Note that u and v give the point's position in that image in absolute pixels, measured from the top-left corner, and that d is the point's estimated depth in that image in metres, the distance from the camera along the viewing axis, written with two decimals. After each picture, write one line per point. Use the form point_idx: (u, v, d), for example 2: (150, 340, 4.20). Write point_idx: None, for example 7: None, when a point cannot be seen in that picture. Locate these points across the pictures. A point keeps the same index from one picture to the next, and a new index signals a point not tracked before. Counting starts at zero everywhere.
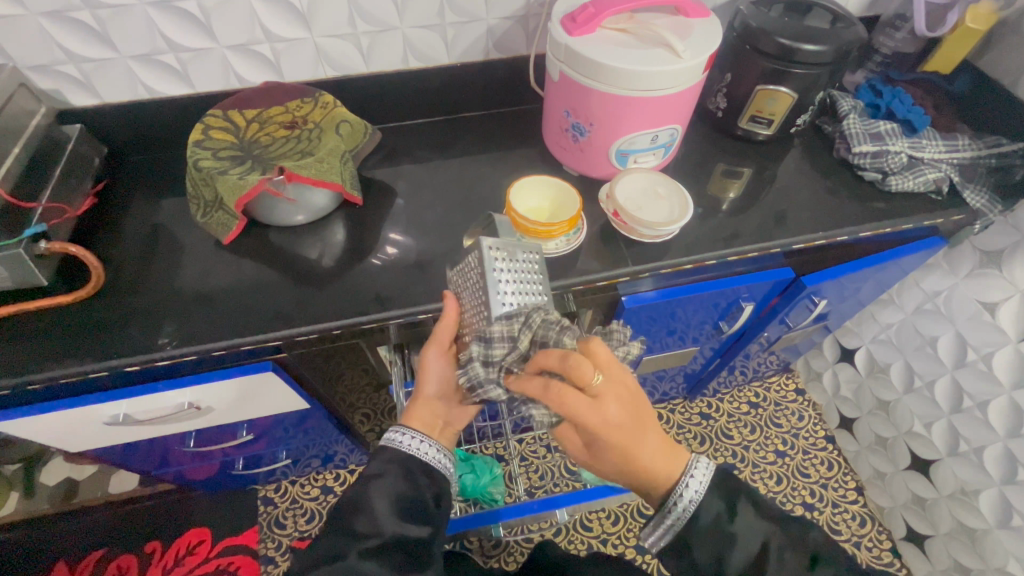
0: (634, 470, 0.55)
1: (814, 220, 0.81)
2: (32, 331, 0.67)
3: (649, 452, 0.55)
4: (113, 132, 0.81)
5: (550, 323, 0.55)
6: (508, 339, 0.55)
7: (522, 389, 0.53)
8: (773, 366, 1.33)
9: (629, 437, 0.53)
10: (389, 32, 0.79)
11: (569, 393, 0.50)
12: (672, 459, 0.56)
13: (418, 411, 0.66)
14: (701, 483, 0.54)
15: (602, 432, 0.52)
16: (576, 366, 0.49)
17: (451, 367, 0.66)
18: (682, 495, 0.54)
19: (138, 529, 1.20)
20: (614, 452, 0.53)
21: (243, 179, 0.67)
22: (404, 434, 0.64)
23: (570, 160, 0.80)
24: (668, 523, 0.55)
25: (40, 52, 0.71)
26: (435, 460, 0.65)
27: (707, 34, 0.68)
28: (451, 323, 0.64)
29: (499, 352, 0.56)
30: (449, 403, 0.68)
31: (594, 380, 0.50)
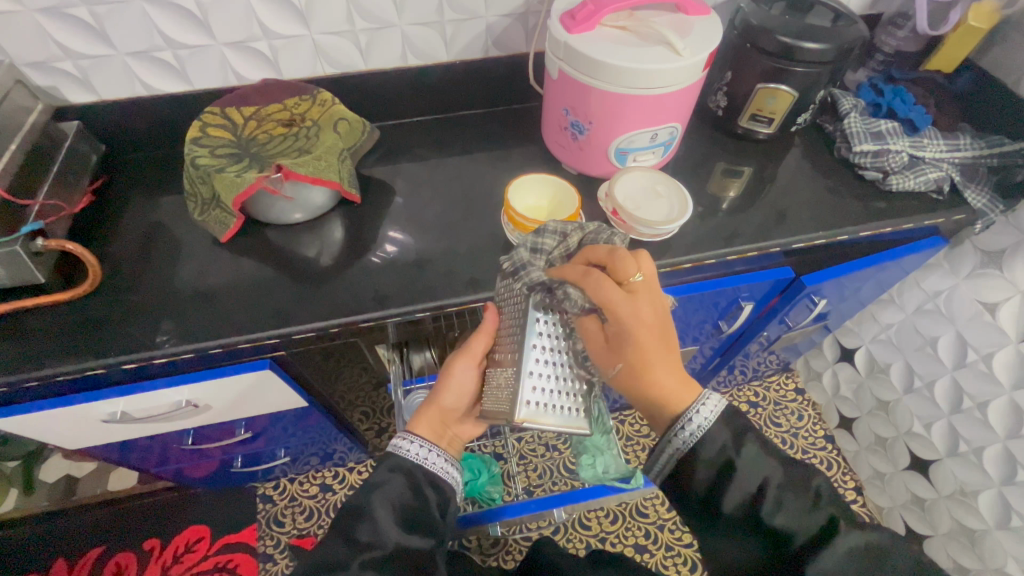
0: (646, 388, 0.55)
1: (814, 219, 0.81)
2: (29, 329, 0.67)
3: (665, 371, 0.55)
4: (111, 129, 0.81)
5: (598, 232, 0.62)
6: (559, 237, 0.62)
7: (560, 275, 0.57)
8: (773, 366, 1.33)
9: (649, 347, 0.54)
10: (388, 30, 0.79)
11: (605, 280, 0.54)
12: (686, 388, 0.55)
13: (431, 418, 0.69)
14: (711, 414, 0.53)
15: (624, 327, 0.53)
16: (621, 258, 0.55)
17: (472, 380, 0.70)
18: (688, 420, 0.53)
19: (138, 526, 1.21)
20: (631, 350, 0.54)
21: (241, 177, 0.67)
22: (413, 441, 0.65)
23: (569, 158, 0.80)
24: (671, 447, 0.54)
25: (38, 50, 0.71)
26: (438, 465, 0.65)
27: (706, 32, 0.68)
28: (486, 338, 0.67)
29: (547, 244, 0.62)
30: (458, 414, 0.72)
31: (632, 277, 0.55)
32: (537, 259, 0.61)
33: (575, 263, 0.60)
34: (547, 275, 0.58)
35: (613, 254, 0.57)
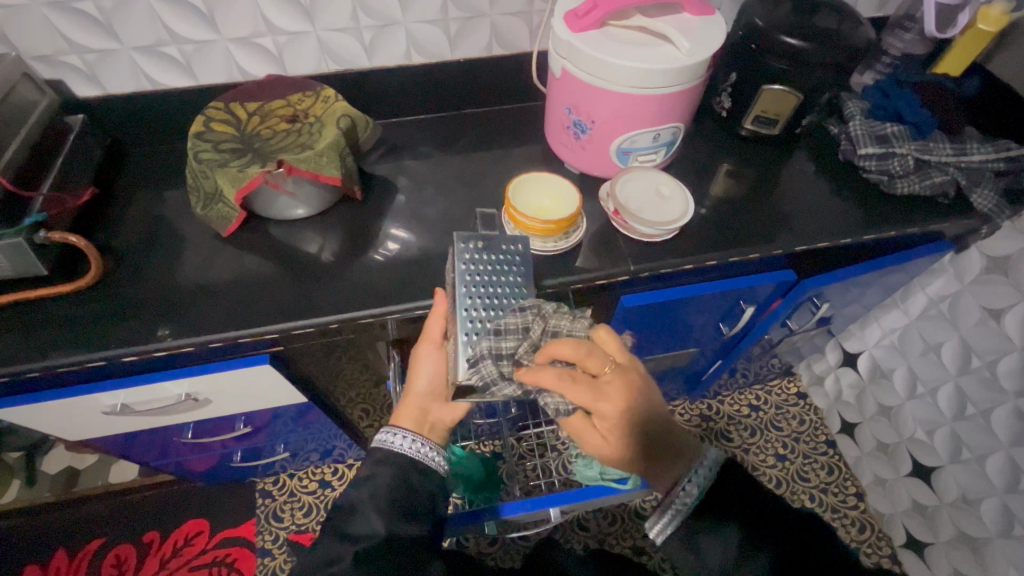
0: (643, 465, 0.62)
1: (817, 222, 0.80)
2: (32, 321, 0.68)
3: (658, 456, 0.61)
4: (116, 123, 0.81)
5: (560, 319, 0.60)
6: (521, 333, 0.59)
7: (536, 379, 0.55)
8: (775, 369, 1.32)
9: (636, 432, 0.60)
10: (392, 27, 0.79)
11: (578, 385, 0.57)
12: (679, 464, 0.60)
13: (408, 407, 0.68)
14: (703, 477, 0.57)
15: (614, 422, 0.59)
16: (590, 354, 0.57)
17: (440, 362, 0.68)
18: (679, 497, 0.57)
19: (138, 520, 1.21)
20: (624, 444, 0.61)
21: (243, 171, 0.67)
22: (397, 434, 0.65)
23: (571, 158, 0.79)
24: (675, 509, 0.57)
25: (45, 43, 0.72)
26: (431, 459, 0.65)
27: (711, 31, 0.67)
28: (439, 317, 0.65)
29: (509, 345, 0.58)
30: (438, 399, 0.69)
31: (604, 371, 0.58)
32: (503, 369, 0.58)
33: (539, 362, 0.58)
34: (519, 385, 0.57)
35: (583, 353, 0.57)
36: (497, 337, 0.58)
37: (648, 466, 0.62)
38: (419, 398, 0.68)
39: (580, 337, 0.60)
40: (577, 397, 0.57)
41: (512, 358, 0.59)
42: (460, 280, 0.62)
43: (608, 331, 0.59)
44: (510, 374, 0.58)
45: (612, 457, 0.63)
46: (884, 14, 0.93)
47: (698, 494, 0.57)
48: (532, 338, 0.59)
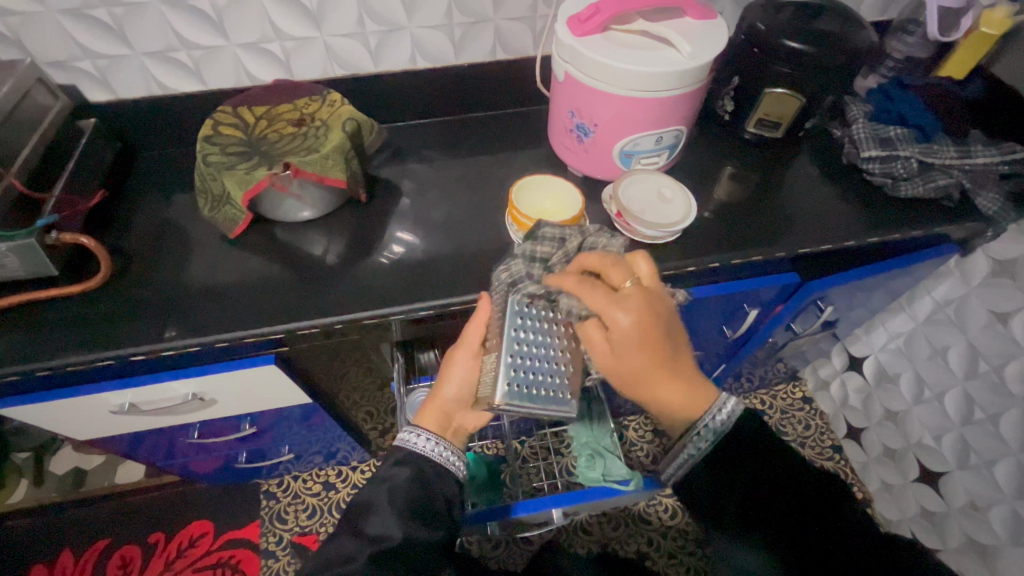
0: (648, 392, 0.59)
1: (821, 225, 0.80)
2: (44, 320, 0.69)
3: (665, 389, 0.58)
4: (126, 127, 0.83)
5: (596, 238, 0.66)
6: (557, 241, 0.66)
7: (559, 280, 0.59)
8: (780, 373, 1.31)
9: (649, 351, 0.56)
10: (397, 33, 0.80)
11: (597, 288, 0.57)
12: (698, 399, 0.59)
13: (434, 412, 0.67)
14: (722, 421, 0.57)
15: (626, 333, 0.55)
16: (612, 264, 0.59)
17: (473, 370, 0.66)
18: (699, 435, 0.57)
19: (144, 521, 1.22)
20: (639, 362, 0.57)
21: (250, 174, 0.68)
22: (421, 436, 0.65)
23: (575, 161, 0.80)
24: (686, 456, 0.59)
25: (58, 49, 0.73)
26: (448, 460, 0.65)
27: (713, 34, 0.68)
28: (481, 323, 0.65)
29: (546, 251, 0.66)
30: (464, 406, 0.68)
31: (625, 284, 0.58)
32: (533, 270, 0.65)
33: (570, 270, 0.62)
34: (542, 284, 0.62)
35: (606, 263, 0.60)
36: (535, 242, 0.66)
37: (653, 393, 0.59)
38: (445, 402, 0.67)
39: (614, 250, 0.64)
40: (594, 300, 0.57)
41: (544, 267, 0.65)
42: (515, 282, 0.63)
43: (643, 257, 0.62)
44: (539, 277, 0.64)
45: (619, 373, 0.58)
46: (887, 18, 0.94)
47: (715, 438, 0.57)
48: (568, 248, 0.65)
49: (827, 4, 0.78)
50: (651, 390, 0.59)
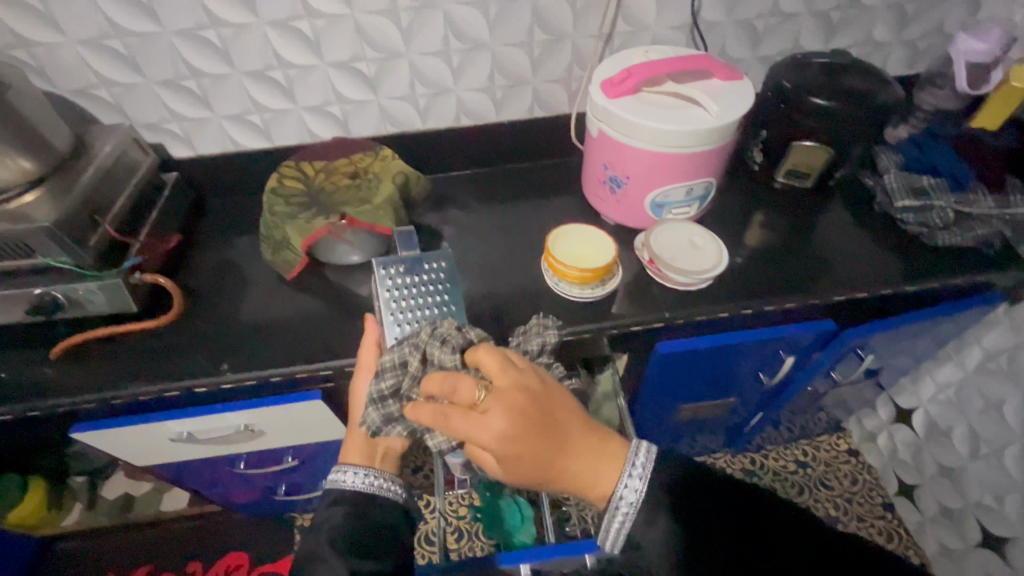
0: (556, 483, 0.57)
1: (854, 274, 0.81)
2: (121, 352, 0.76)
3: (574, 470, 0.57)
4: (201, 179, 0.92)
5: (430, 345, 0.60)
6: (399, 369, 0.62)
7: (416, 416, 0.54)
8: (822, 423, 1.26)
9: (536, 453, 0.54)
10: (444, 94, 0.86)
11: (458, 419, 0.53)
12: (606, 464, 0.57)
13: (358, 443, 0.71)
14: (641, 480, 0.56)
15: (505, 453, 0.53)
16: (454, 384, 0.53)
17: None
18: (624, 503, 0.57)
19: (184, 550, 1.26)
20: (529, 464, 0.54)
21: (310, 223, 0.75)
22: (348, 473, 0.68)
23: (607, 210, 0.84)
24: (620, 522, 0.57)
25: (151, 113, 0.83)
26: (383, 488, 0.69)
27: (741, 94, 0.71)
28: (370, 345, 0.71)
29: (392, 382, 0.62)
30: (384, 429, 0.73)
31: (480, 398, 0.53)
32: (391, 393, 0.63)
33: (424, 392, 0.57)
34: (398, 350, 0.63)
35: (458, 379, 0.54)
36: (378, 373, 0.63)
37: (563, 483, 0.58)
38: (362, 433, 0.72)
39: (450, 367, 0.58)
40: (455, 434, 0.53)
41: (397, 393, 0.63)
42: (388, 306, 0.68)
43: (485, 351, 0.55)
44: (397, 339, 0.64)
45: (520, 478, 0.57)
46: (916, 70, 0.95)
47: (638, 503, 0.57)
48: (411, 365, 0.61)
49: (853, 62, 0.82)
50: (559, 477, 0.57)
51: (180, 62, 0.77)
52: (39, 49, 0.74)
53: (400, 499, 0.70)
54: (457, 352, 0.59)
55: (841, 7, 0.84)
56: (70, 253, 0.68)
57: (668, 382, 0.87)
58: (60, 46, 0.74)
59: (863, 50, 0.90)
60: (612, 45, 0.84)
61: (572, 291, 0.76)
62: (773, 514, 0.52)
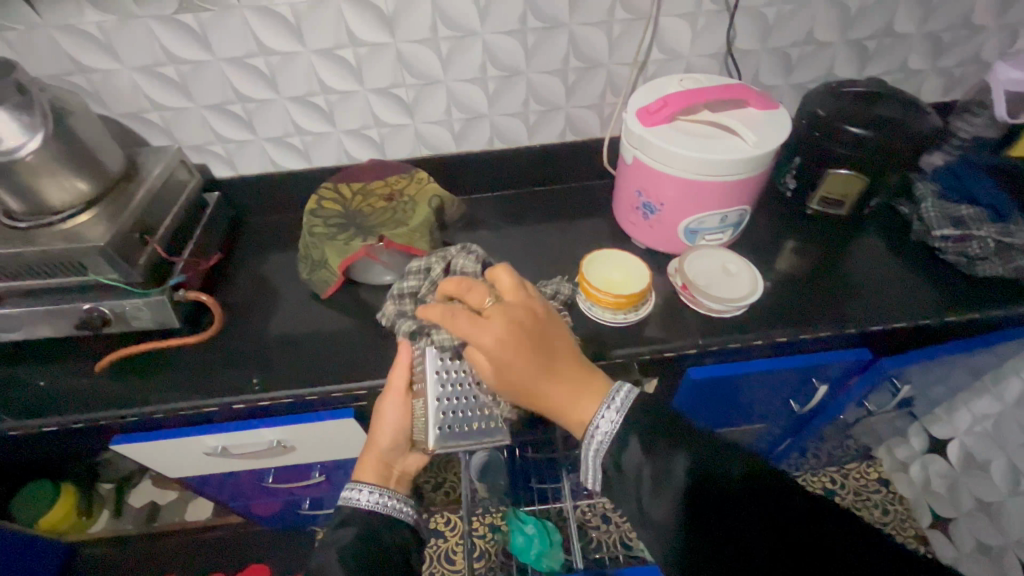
0: (536, 403, 0.57)
1: (889, 303, 0.80)
2: (162, 367, 0.78)
3: (556, 395, 0.56)
4: (240, 198, 0.95)
5: (455, 257, 0.72)
6: (422, 273, 0.73)
7: (425, 314, 0.58)
8: (851, 451, 1.24)
9: (522, 363, 0.55)
10: (478, 119, 0.88)
11: (460, 314, 0.56)
12: (586, 398, 0.56)
13: (374, 463, 0.71)
14: (616, 416, 0.55)
15: (493, 353, 0.54)
16: (469, 286, 0.59)
17: (404, 416, 0.71)
18: (597, 433, 0.55)
19: (204, 561, 1.27)
20: (513, 375, 0.55)
21: (349, 245, 0.77)
22: (362, 491, 0.67)
23: (639, 235, 0.84)
24: (593, 454, 0.55)
25: (198, 136, 0.86)
26: (394, 508, 0.67)
27: (778, 123, 0.72)
28: (403, 367, 0.71)
29: (413, 284, 0.73)
30: (400, 453, 0.73)
31: (486, 304, 0.57)
32: (406, 304, 0.73)
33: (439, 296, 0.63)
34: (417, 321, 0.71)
35: (471, 284, 0.59)
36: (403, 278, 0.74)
37: (542, 405, 0.57)
38: (380, 453, 0.71)
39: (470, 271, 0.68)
40: (455, 330, 0.56)
41: (416, 296, 0.73)
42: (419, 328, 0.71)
43: (502, 269, 0.60)
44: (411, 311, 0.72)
45: (503, 387, 0.57)
46: (952, 98, 0.94)
47: (613, 436, 0.54)
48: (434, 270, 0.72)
49: (889, 91, 0.81)
50: (540, 398, 0.57)
51: (228, 87, 0.80)
52: (97, 75, 0.77)
53: (411, 519, 0.68)
54: (478, 264, 0.72)
55: (876, 36, 0.84)
56: (121, 271, 0.71)
57: (697, 409, 0.86)
58: (117, 73, 0.77)
59: (897, 77, 0.90)
60: (646, 73, 0.85)
61: (605, 316, 0.76)
62: (785, 513, 0.45)
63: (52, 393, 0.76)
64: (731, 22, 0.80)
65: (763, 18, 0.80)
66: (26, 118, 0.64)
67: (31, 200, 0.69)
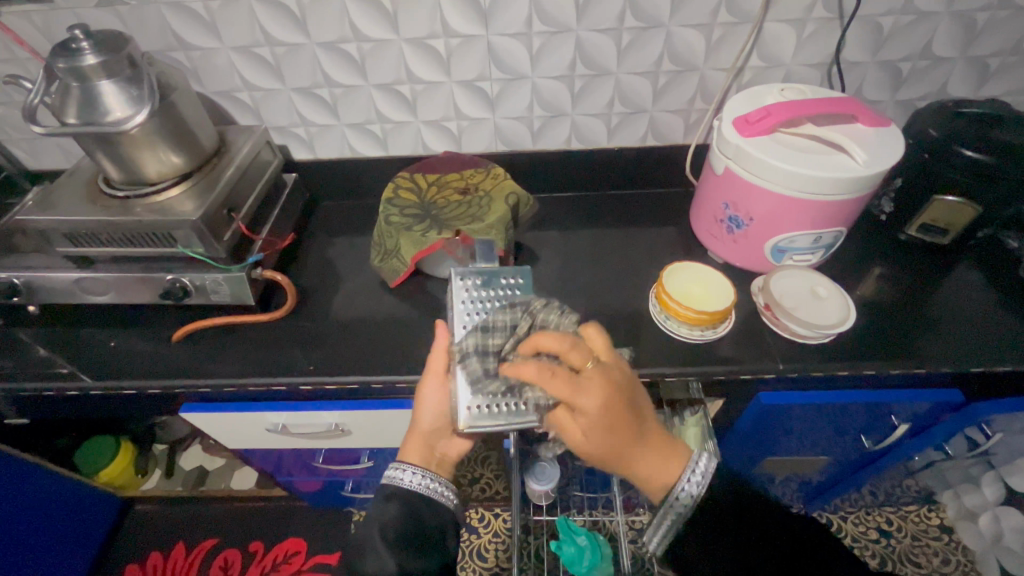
0: (618, 467, 0.57)
1: (989, 344, 0.73)
2: (235, 341, 0.80)
3: (644, 459, 0.57)
4: (315, 181, 0.96)
5: (547, 312, 0.60)
6: (508, 329, 0.60)
7: (516, 373, 0.51)
8: (913, 493, 1.17)
9: (621, 429, 0.54)
10: (560, 118, 0.86)
11: (561, 378, 0.51)
12: (668, 461, 0.57)
13: (417, 444, 0.66)
14: (701, 481, 0.56)
15: (594, 419, 0.52)
16: (571, 345, 0.53)
17: (443, 398, 0.66)
18: (681, 498, 0.56)
19: (247, 530, 1.30)
20: (609, 442, 0.54)
21: (425, 237, 0.76)
22: (406, 471, 0.63)
23: (719, 248, 0.81)
24: (672, 520, 0.58)
25: (284, 117, 0.88)
26: (439, 492, 0.63)
27: (888, 144, 0.68)
28: (439, 351, 0.66)
29: (495, 342, 0.60)
30: (445, 435, 0.67)
31: (586, 366, 0.53)
32: (488, 363, 0.59)
33: (527, 352, 0.55)
34: (501, 380, 0.58)
35: (568, 343, 0.53)
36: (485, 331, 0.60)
37: (624, 466, 0.57)
38: (421, 433, 0.66)
39: (564, 330, 0.58)
40: (557, 393, 0.51)
41: (498, 355, 0.60)
42: (459, 317, 0.62)
43: (595, 329, 0.57)
44: (494, 372, 0.59)
45: (593, 452, 0.55)
46: None
47: (698, 497, 0.56)
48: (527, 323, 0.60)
49: (1012, 114, 0.75)
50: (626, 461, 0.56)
51: (318, 71, 0.81)
52: (198, 53, 0.79)
53: (450, 503, 0.64)
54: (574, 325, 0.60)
55: (1001, 54, 0.78)
56: (207, 246, 0.72)
57: (760, 437, 0.82)
58: (215, 51, 0.79)
59: (1017, 100, 0.83)
60: (741, 80, 0.82)
61: (680, 330, 0.73)
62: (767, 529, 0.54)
63: (130, 357, 0.79)
64: (842, 31, 0.76)
65: (878, 28, 0.76)
66: (134, 91, 0.66)
67: (130, 170, 0.71)
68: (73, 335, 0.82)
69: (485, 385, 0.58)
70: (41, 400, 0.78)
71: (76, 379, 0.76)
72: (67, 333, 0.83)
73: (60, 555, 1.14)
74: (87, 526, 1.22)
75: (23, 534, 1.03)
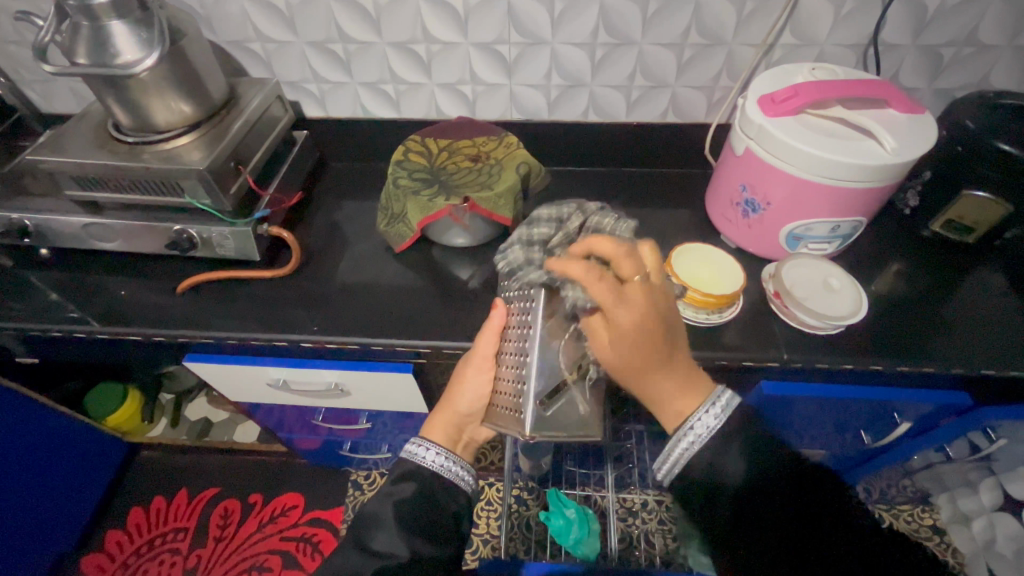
0: (634, 385, 0.56)
1: (1004, 349, 0.71)
2: (238, 295, 0.80)
3: (663, 387, 0.55)
4: (326, 141, 0.94)
5: (596, 217, 0.64)
6: (555, 223, 0.65)
7: (564, 268, 0.50)
8: (907, 492, 1.16)
9: (652, 346, 0.52)
10: (579, 87, 0.84)
11: (603, 282, 0.49)
12: (686, 396, 0.55)
13: (445, 423, 0.65)
14: (719, 417, 0.53)
15: (629, 330, 0.50)
16: (624, 255, 0.49)
17: (487, 386, 0.63)
18: (692, 432, 0.54)
19: (247, 481, 1.34)
20: (638, 358, 0.53)
21: (433, 202, 0.75)
22: (428, 449, 0.62)
23: (732, 233, 0.79)
24: (678, 456, 0.55)
25: (296, 72, 0.86)
26: (457, 475, 0.62)
27: (920, 132, 0.65)
28: (492, 334, 0.63)
29: (543, 233, 0.65)
30: (474, 420, 0.66)
31: (634, 279, 0.49)
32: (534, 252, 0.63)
33: (576, 254, 0.53)
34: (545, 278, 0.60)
35: (619, 251, 0.50)
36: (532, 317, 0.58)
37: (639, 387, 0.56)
38: (454, 414, 0.65)
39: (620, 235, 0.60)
40: (597, 297, 0.49)
41: (544, 244, 0.64)
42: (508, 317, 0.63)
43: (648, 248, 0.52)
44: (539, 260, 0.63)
45: (616, 363, 0.54)
46: None
47: (707, 439, 0.53)
48: (566, 229, 0.64)
49: None
50: (645, 383, 0.55)
51: (332, 25, 0.79)
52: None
53: (469, 490, 0.63)
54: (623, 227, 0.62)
55: None
56: (214, 198, 0.72)
57: None
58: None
59: None
60: (770, 57, 0.78)
61: (685, 313, 0.72)
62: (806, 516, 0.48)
63: (135, 305, 0.79)
64: (882, 10, 0.72)
65: (921, 9, 0.72)
66: (144, 35, 0.64)
67: (139, 116, 0.71)
68: (82, 280, 0.83)
69: (530, 275, 0.60)
70: (49, 341, 0.80)
71: (82, 323, 0.77)
72: (75, 278, 0.83)
73: (68, 492, 1.19)
74: (95, 467, 1.26)
75: (33, 468, 1.07)
